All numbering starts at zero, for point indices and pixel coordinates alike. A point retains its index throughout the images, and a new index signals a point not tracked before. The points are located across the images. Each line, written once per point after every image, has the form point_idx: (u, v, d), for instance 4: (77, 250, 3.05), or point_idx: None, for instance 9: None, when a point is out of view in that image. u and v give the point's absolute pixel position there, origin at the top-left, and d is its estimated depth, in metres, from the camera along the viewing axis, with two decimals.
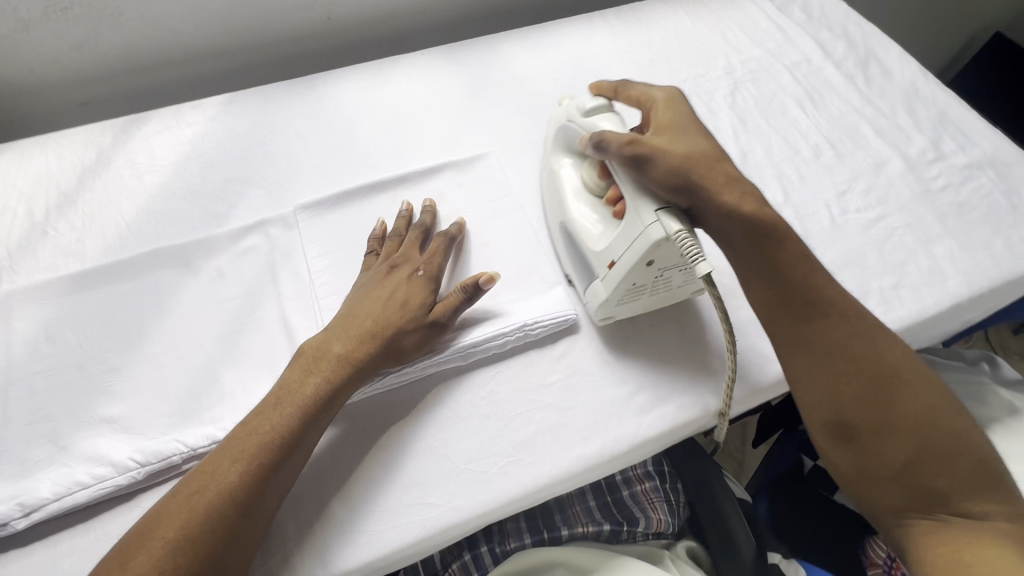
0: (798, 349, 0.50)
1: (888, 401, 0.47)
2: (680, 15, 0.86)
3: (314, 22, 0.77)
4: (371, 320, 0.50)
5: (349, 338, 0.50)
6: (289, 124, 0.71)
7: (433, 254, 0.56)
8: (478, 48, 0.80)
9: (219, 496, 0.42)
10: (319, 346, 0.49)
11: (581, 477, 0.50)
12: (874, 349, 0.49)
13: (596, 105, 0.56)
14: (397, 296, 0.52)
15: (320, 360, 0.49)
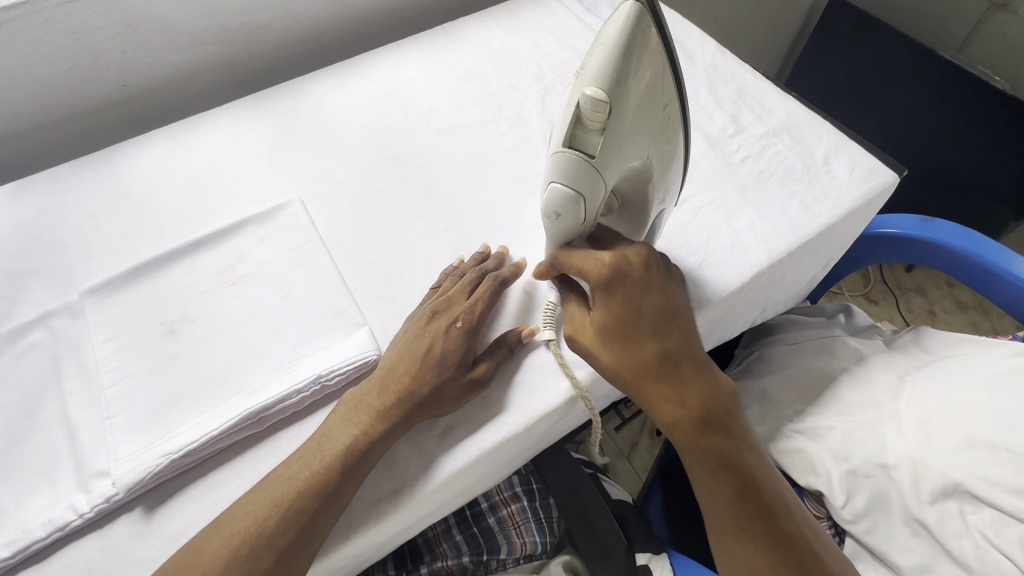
0: (723, 486, 0.48)
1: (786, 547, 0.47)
2: (491, 29, 0.86)
3: (104, 94, 0.74)
4: (406, 376, 0.49)
5: (377, 399, 0.49)
6: (81, 203, 0.67)
7: (479, 299, 0.54)
8: (285, 93, 0.78)
9: (231, 555, 0.42)
10: (356, 406, 0.49)
11: (393, 521, 0.48)
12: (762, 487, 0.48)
13: (567, 189, 0.40)
14: (435, 352, 0.51)
15: (336, 432, 0.48)
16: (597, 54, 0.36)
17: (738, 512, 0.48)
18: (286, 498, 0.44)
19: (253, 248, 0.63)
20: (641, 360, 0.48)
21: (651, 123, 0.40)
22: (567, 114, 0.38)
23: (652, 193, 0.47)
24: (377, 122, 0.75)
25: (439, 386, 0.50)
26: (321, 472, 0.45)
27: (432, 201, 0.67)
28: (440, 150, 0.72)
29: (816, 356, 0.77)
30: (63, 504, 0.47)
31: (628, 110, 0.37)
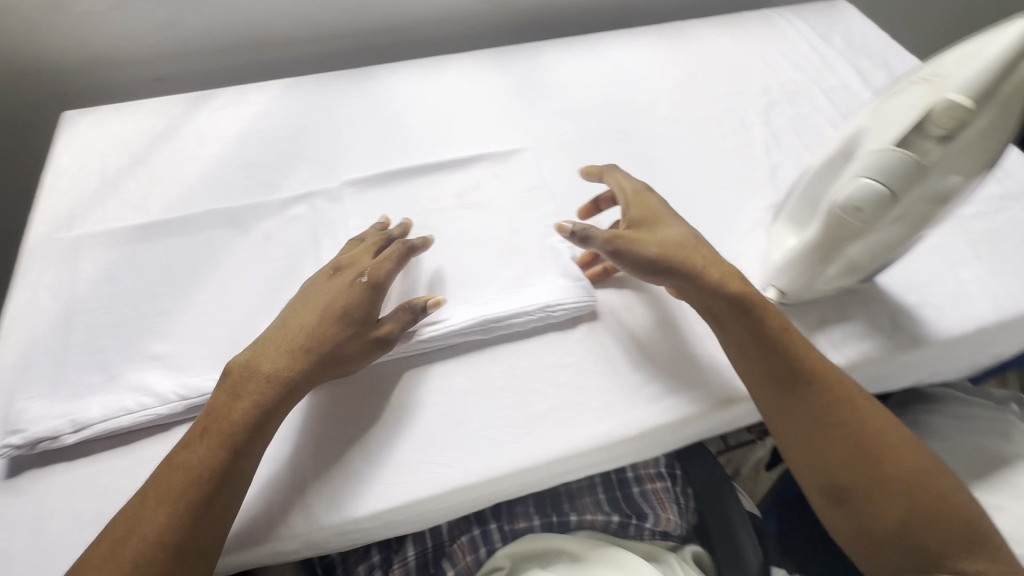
0: (811, 434, 0.51)
1: (846, 424, 0.51)
2: (721, 35, 0.89)
3: (372, 21, 0.84)
4: (287, 330, 0.50)
5: (282, 357, 0.49)
6: (342, 108, 0.76)
7: (383, 260, 0.54)
8: (523, 54, 0.84)
9: (174, 511, 0.42)
10: (245, 382, 0.48)
11: (589, 455, 0.51)
12: (856, 423, 0.51)
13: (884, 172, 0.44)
14: (370, 309, 0.52)
15: (260, 382, 0.48)
16: (968, 68, 0.42)
17: (830, 455, 0.50)
18: (207, 460, 0.44)
19: (487, 181, 0.69)
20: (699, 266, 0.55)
21: (981, 148, 0.44)
22: (908, 120, 0.43)
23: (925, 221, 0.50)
24: (604, 97, 0.79)
25: (354, 336, 0.51)
26: (235, 436, 0.45)
27: (652, 179, 0.70)
28: (663, 136, 0.75)
29: (988, 436, 0.73)
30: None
31: (974, 126, 0.42)
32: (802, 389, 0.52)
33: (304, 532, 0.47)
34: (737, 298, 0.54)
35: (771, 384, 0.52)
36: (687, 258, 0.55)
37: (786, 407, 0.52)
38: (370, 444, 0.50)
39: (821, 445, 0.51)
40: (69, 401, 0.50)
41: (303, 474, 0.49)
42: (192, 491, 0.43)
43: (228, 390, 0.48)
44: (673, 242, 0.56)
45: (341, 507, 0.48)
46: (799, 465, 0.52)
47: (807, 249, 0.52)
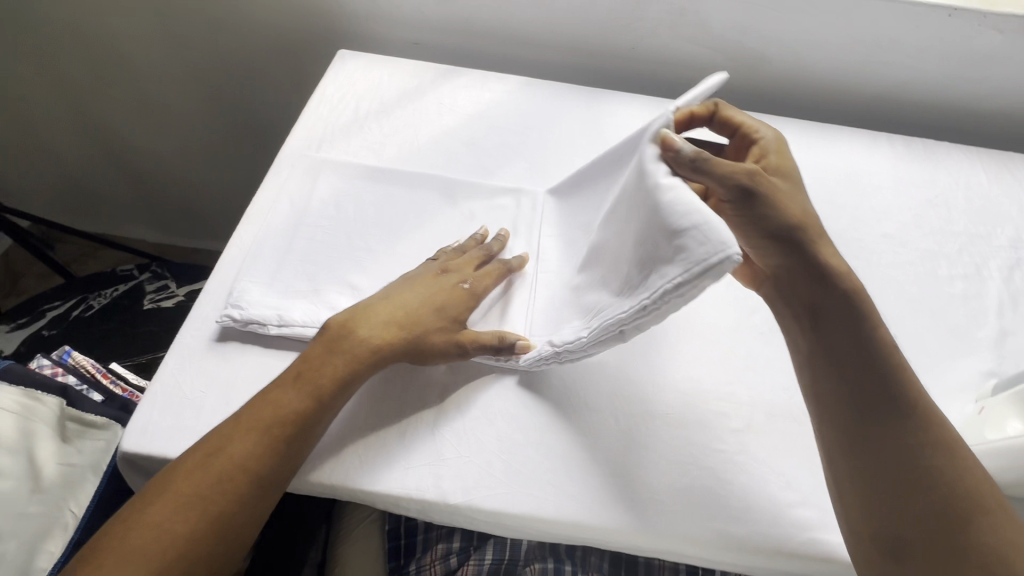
0: (875, 467, 0.43)
1: (925, 471, 0.42)
2: (977, 169, 0.80)
3: (618, 49, 0.86)
4: (401, 311, 0.53)
5: (381, 329, 0.52)
6: (567, 120, 0.79)
7: (485, 275, 0.58)
8: (753, 123, 0.82)
9: (265, 428, 0.46)
10: (341, 340, 0.51)
11: (713, 550, 0.49)
12: (943, 472, 0.42)
13: None
14: (457, 314, 0.55)
15: (351, 345, 0.51)
16: None
17: (891, 499, 0.42)
18: (297, 397, 0.48)
19: None
20: (811, 241, 0.48)
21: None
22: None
23: None
24: (827, 193, 0.75)
25: (436, 334, 0.53)
26: (321, 385, 0.49)
27: None
28: (881, 254, 0.69)
29: None
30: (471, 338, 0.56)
31: None
32: (889, 414, 0.44)
33: (427, 497, 0.49)
34: (847, 292, 0.47)
35: (850, 397, 0.45)
36: (817, 232, 0.49)
37: (858, 430, 0.44)
38: (508, 442, 0.52)
39: (880, 484, 0.43)
40: (278, 298, 0.57)
41: (444, 444, 0.51)
42: (281, 422, 0.47)
43: (325, 342, 0.51)
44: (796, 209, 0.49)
45: (466, 490, 0.49)
46: (850, 500, 0.44)
47: None
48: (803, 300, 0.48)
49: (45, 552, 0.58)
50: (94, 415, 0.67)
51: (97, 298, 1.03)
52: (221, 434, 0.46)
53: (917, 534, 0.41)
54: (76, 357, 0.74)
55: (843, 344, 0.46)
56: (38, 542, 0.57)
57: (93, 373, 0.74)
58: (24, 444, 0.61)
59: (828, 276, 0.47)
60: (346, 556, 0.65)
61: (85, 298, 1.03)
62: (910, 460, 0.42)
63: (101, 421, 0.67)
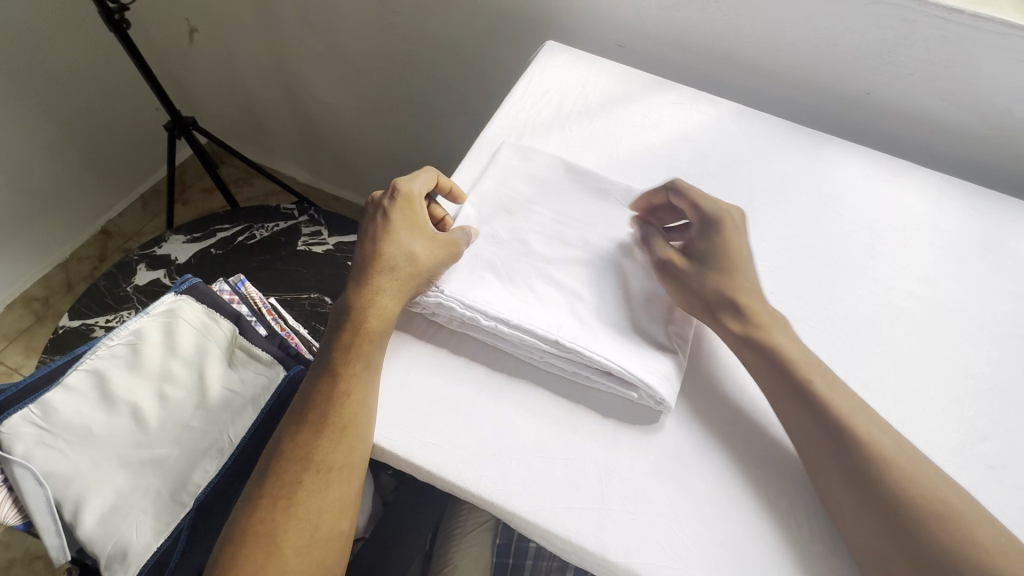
0: (812, 432, 0.48)
1: (841, 429, 0.47)
2: None
3: (849, 91, 0.77)
4: (385, 267, 0.54)
5: (372, 286, 0.54)
6: (781, 161, 0.71)
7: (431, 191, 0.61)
8: (1006, 208, 0.69)
9: (336, 425, 0.48)
10: (354, 318, 0.53)
11: None
12: (865, 453, 0.46)
13: None
14: (417, 221, 0.57)
15: (390, 272, 0.54)
16: None
17: (829, 461, 0.47)
18: (349, 330, 0.52)
19: (909, 333, 0.59)
20: (701, 273, 0.56)
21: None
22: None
23: None
24: None
25: (432, 248, 0.56)
26: (367, 316, 0.53)
27: None
28: None
29: None
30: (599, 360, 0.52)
31: None
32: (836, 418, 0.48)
33: (584, 544, 0.45)
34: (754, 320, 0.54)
35: (802, 425, 0.49)
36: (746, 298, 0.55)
37: (813, 423, 0.48)
38: (676, 509, 0.47)
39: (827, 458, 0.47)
40: (461, 286, 0.55)
41: (610, 493, 0.47)
42: (341, 360, 0.51)
43: (349, 331, 0.52)
44: (729, 287, 0.55)
45: (625, 549, 0.45)
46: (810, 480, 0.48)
47: None
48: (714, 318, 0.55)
49: (198, 468, 0.62)
50: (260, 349, 0.70)
51: (259, 230, 1.10)
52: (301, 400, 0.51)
53: (848, 476, 0.46)
54: (247, 288, 0.79)
55: (773, 371, 0.51)
56: (194, 457, 0.62)
57: (259, 306, 0.78)
58: (197, 360, 0.66)
59: (704, 303, 0.55)
60: (457, 564, 0.62)
61: (250, 227, 1.10)
62: (850, 433, 0.47)
63: (266, 357, 0.70)
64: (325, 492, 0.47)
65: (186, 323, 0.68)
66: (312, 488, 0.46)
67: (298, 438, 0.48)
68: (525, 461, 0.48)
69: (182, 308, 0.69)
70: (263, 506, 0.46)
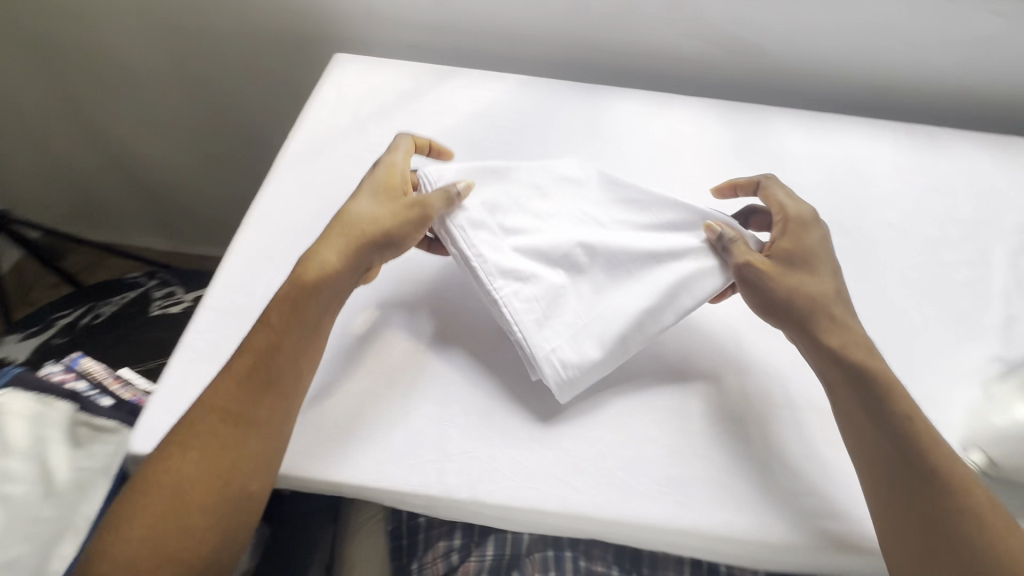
0: (869, 416, 0.50)
1: (888, 408, 0.50)
2: (979, 155, 0.80)
3: (614, 45, 0.87)
4: (312, 268, 0.54)
5: (291, 291, 0.54)
6: (566, 117, 0.79)
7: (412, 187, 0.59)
8: (755, 114, 0.82)
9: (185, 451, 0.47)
10: (267, 356, 0.51)
11: (718, 541, 0.49)
12: (927, 451, 0.48)
13: None
14: (392, 182, 0.59)
15: (318, 261, 0.55)
16: None
17: (891, 451, 0.48)
18: (291, 287, 0.54)
19: None
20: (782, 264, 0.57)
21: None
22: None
23: None
24: (829, 183, 0.75)
25: (368, 224, 0.56)
26: (309, 268, 0.54)
27: (861, 285, 0.65)
28: (882, 241, 0.69)
29: None
30: (563, 349, 0.54)
31: None
32: (883, 402, 0.50)
33: (432, 492, 0.49)
34: (854, 364, 0.52)
35: (869, 414, 0.50)
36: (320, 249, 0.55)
37: (862, 390, 0.51)
38: (510, 436, 0.52)
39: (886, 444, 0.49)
40: None
41: (452, 442, 0.51)
42: (282, 317, 0.53)
43: (253, 361, 0.51)
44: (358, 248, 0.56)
45: (471, 484, 0.49)
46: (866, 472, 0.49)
47: None
48: (865, 354, 0.53)
49: (56, 556, 0.59)
50: (104, 419, 0.68)
51: (105, 307, 1.04)
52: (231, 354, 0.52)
53: (917, 470, 0.47)
54: (85, 363, 0.75)
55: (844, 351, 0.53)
56: (48, 546, 0.58)
57: (103, 379, 0.75)
58: (36, 449, 0.63)
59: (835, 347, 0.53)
60: (356, 557, 0.65)
61: (94, 306, 1.04)
62: (906, 417, 0.49)
63: (111, 424, 0.68)
64: (146, 506, 0.45)
65: (14, 416, 0.63)
66: (241, 449, 0.48)
67: (228, 399, 0.49)
68: (360, 435, 0.52)
69: (8, 401, 0.64)
70: (184, 468, 0.47)
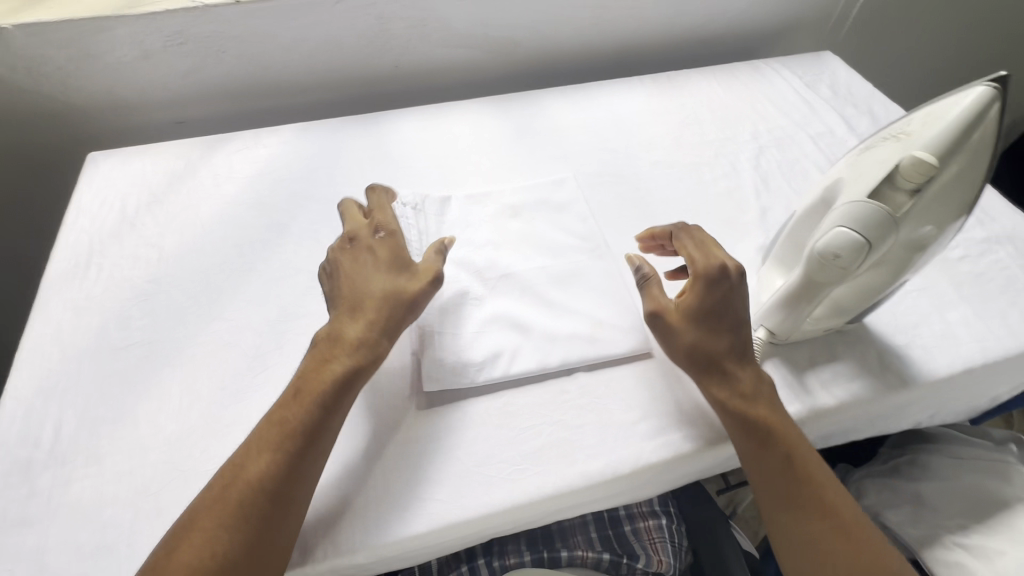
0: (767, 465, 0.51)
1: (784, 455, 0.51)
2: (710, 84, 0.94)
3: (380, 71, 0.89)
4: (328, 397, 0.49)
5: (308, 427, 0.48)
6: (351, 151, 0.80)
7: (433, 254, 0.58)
8: (523, 101, 0.89)
9: None
10: (274, 514, 0.44)
11: (584, 492, 0.52)
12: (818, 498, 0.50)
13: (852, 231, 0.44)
14: (401, 255, 0.57)
15: (349, 387, 0.51)
16: (928, 125, 0.42)
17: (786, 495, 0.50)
18: (324, 386, 0.50)
19: (490, 222, 0.70)
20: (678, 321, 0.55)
21: (949, 201, 0.44)
22: (880, 172, 0.43)
23: (914, 263, 0.49)
24: (601, 142, 0.83)
25: (383, 330, 0.53)
26: (335, 375, 0.50)
27: (645, 221, 0.72)
28: (654, 179, 0.78)
29: (984, 476, 0.73)
30: (525, 357, 0.58)
31: (948, 173, 0.42)
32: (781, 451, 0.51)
33: (296, 565, 0.47)
34: (748, 413, 0.52)
35: (770, 461, 0.51)
36: (336, 386, 0.50)
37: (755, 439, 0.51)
38: (364, 478, 0.51)
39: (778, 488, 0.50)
40: (75, 438, 0.53)
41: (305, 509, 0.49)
42: (317, 419, 0.48)
43: (250, 519, 0.43)
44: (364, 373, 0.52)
45: (334, 542, 0.48)
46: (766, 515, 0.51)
47: (789, 293, 0.53)
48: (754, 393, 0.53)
49: None
50: None
51: None
52: (253, 457, 0.46)
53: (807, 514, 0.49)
54: None
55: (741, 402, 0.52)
56: None
57: None
58: None
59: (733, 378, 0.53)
60: None
61: None
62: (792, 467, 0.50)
63: None
64: None
65: None
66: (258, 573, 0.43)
67: (262, 507, 0.44)
68: None
69: None
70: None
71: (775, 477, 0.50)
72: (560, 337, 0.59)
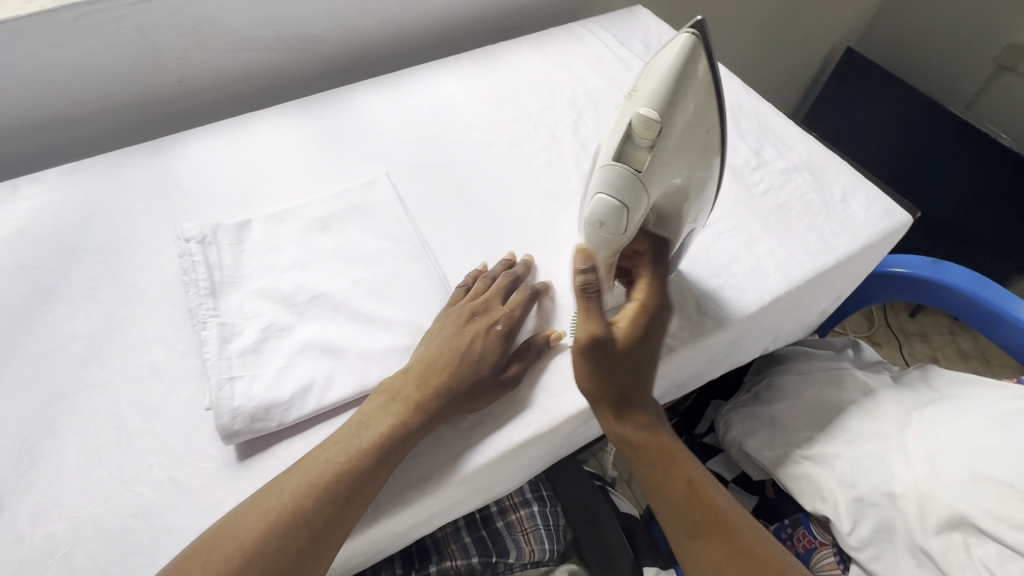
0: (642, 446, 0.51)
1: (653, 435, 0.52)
2: (528, 54, 0.92)
3: (161, 89, 0.79)
4: (382, 449, 0.47)
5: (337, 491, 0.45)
6: (132, 186, 0.70)
7: (515, 305, 0.57)
8: (332, 100, 0.82)
9: None
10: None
11: (420, 507, 0.50)
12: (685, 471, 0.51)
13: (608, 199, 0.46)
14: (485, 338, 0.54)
15: (404, 438, 0.49)
16: (649, 80, 0.43)
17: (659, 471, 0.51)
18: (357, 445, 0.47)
19: (297, 240, 0.64)
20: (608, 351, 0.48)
21: (691, 146, 0.45)
22: (619, 132, 0.45)
23: (685, 211, 0.51)
24: (417, 132, 0.79)
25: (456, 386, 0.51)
26: (370, 446, 0.47)
27: (467, 209, 0.70)
28: (475, 162, 0.75)
29: (822, 387, 0.79)
30: (340, 382, 0.53)
31: (675, 126, 0.44)
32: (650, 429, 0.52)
33: None
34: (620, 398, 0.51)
35: (643, 439, 0.51)
36: (357, 451, 0.47)
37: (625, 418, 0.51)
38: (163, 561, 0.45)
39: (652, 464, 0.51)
40: None
41: None
42: (347, 483, 0.46)
43: None
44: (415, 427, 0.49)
45: None
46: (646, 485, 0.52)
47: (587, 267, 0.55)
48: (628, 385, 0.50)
49: None
50: None
51: None
52: (244, 526, 0.43)
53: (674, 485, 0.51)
54: None
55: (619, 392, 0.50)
56: None
57: None
58: None
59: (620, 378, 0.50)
60: None
61: None
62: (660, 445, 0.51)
63: None
64: None
65: None
66: None
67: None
68: None
69: None
70: None
71: (647, 458, 0.51)
72: (375, 354, 0.55)
